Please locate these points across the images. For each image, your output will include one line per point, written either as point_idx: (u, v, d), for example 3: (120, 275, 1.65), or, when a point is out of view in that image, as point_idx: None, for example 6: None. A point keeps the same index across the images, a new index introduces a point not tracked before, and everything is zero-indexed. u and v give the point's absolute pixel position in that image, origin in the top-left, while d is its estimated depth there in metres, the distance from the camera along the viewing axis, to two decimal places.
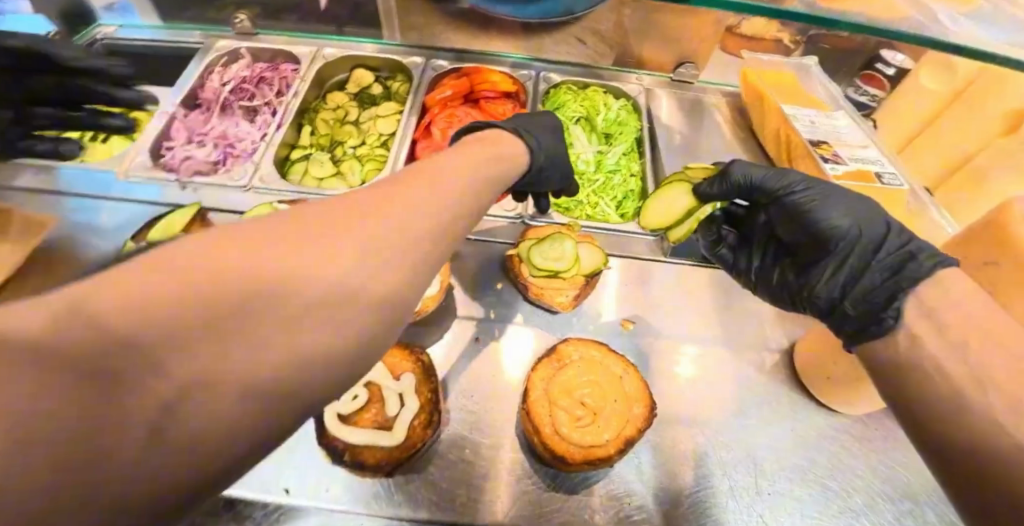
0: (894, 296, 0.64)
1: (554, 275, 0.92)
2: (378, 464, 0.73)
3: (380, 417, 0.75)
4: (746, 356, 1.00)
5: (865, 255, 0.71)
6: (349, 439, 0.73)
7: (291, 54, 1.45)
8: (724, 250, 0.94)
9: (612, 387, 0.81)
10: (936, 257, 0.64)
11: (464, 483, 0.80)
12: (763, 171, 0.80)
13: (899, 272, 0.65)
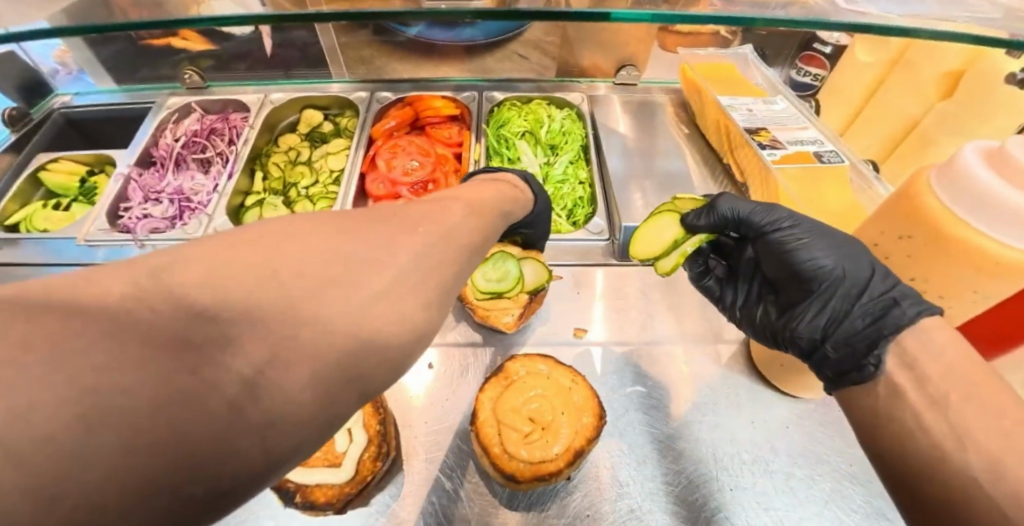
0: (875, 343, 0.65)
1: (498, 296, 0.92)
2: (333, 503, 0.73)
3: (330, 454, 0.75)
4: (701, 351, 1.01)
5: (847, 298, 0.71)
6: (301, 480, 0.73)
7: (240, 103, 1.49)
8: (711, 282, 0.93)
9: (561, 399, 0.81)
10: (919, 305, 0.64)
11: (424, 513, 0.80)
12: (751, 206, 0.81)
13: (881, 318, 0.66)
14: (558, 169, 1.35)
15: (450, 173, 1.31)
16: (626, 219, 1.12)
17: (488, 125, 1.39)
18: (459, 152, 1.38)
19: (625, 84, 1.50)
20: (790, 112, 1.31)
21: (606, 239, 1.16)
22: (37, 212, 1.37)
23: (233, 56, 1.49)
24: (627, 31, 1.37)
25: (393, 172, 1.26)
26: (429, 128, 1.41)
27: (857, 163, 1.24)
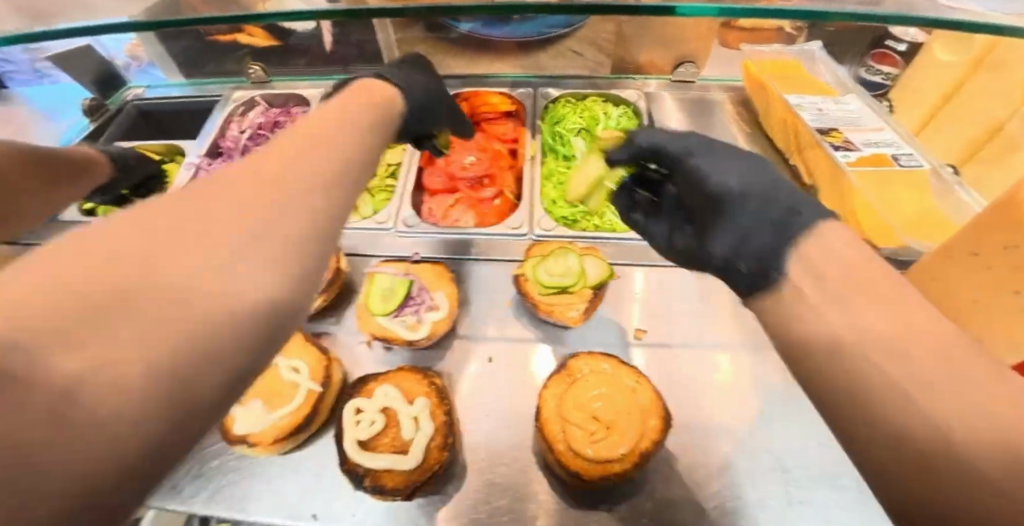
0: (775, 252, 0.48)
1: (563, 290, 0.93)
2: (400, 488, 0.74)
3: (397, 440, 0.78)
4: (769, 358, 0.98)
5: (754, 213, 0.56)
6: (368, 464, 0.75)
7: (301, 97, 1.53)
8: (637, 217, 0.83)
9: (626, 400, 0.81)
10: (825, 213, 0.50)
11: (486, 504, 0.80)
12: (669, 133, 0.71)
13: (782, 227, 0.51)
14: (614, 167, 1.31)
15: (505, 169, 1.31)
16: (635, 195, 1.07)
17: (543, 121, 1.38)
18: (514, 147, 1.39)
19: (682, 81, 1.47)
20: (863, 112, 1.25)
21: None
22: None
23: (293, 51, 1.53)
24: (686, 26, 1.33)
25: (450, 167, 1.28)
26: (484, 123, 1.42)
27: (936, 166, 1.16)
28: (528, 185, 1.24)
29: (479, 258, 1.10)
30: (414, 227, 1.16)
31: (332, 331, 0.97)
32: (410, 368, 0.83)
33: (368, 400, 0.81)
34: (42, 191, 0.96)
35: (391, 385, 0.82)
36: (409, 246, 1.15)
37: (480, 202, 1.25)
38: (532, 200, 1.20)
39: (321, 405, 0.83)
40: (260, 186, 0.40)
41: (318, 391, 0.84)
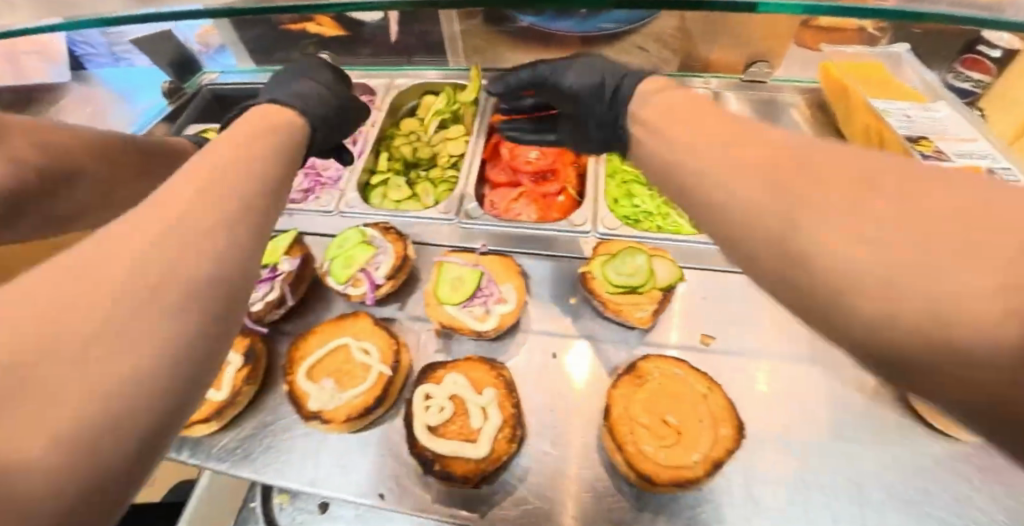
0: (617, 113, 0.62)
1: (632, 290, 0.91)
2: (467, 476, 0.75)
3: (465, 429, 0.79)
4: (842, 374, 0.94)
5: (598, 93, 0.70)
6: (437, 449, 0.77)
7: (367, 87, 1.58)
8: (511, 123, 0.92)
9: (697, 407, 0.79)
10: (637, 75, 0.64)
11: (546, 497, 0.79)
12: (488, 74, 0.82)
13: (617, 96, 0.64)
14: None
15: (568, 164, 1.30)
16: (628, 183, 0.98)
17: None
18: None
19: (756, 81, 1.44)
20: (953, 120, 1.18)
21: None
22: None
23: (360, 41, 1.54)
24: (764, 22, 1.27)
25: (515, 159, 1.28)
26: None
27: None
28: (591, 181, 1.22)
29: (543, 254, 1.10)
30: (478, 219, 1.16)
31: (398, 317, 0.98)
32: (479, 359, 0.84)
33: (437, 387, 0.83)
34: (138, 182, 0.95)
35: (459, 374, 0.84)
36: (472, 239, 1.15)
37: (543, 197, 1.24)
38: (595, 195, 1.19)
39: (390, 388, 0.85)
40: (187, 219, 0.38)
41: (388, 374, 0.86)
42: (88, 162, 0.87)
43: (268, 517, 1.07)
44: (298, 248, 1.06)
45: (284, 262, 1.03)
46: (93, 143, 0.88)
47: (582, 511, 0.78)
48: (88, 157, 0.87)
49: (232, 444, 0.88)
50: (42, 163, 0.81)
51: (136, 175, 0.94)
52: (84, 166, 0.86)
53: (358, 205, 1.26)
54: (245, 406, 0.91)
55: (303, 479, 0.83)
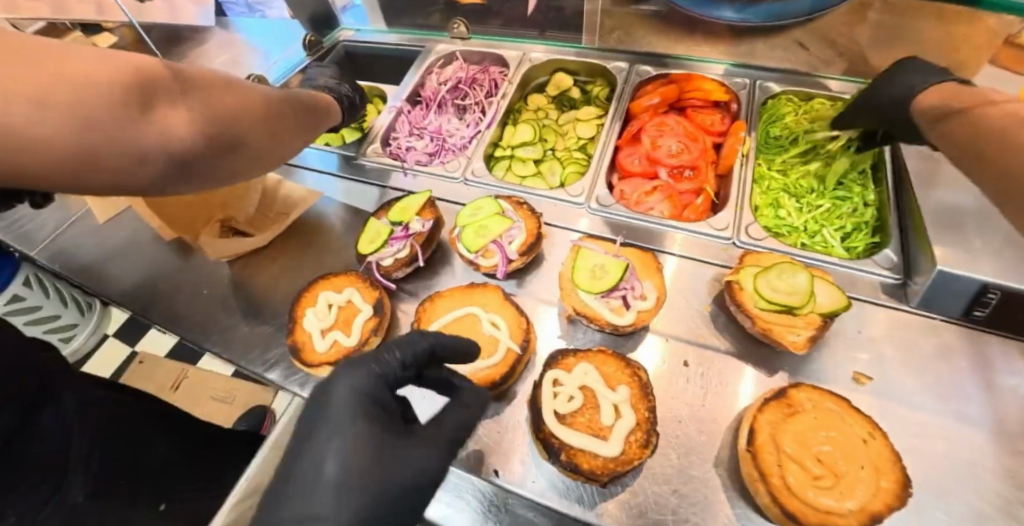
0: None
1: (788, 310, 0.83)
2: (595, 473, 0.72)
3: (594, 424, 0.77)
4: (1019, 446, 0.82)
5: None
6: (565, 439, 0.74)
7: (500, 57, 1.54)
8: None
9: (859, 451, 0.71)
10: None
11: (670, 510, 0.73)
12: None
13: None
14: (837, 183, 1.18)
15: (709, 164, 1.24)
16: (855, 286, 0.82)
17: (759, 119, 1.26)
18: (720, 141, 1.29)
19: None
20: None
21: (897, 277, 0.99)
22: None
23: (492, 12, 1.50)
24: (967, 24, 1.08)
25: (655, 151, 1.22)
26: (689, 110, 1.35)
27: None
28: (736, 186, 1.13)
29: (676, 254, 1.03)
30: (610, 207, 1.10)
31: (515, 295, 0.98)
32: (614, 353, 0.82)
33: (568, 374, 0.81)
34: (274, 152, 0.84)
35: (590, 366, 0.82)
36: (601, 228, 1.09)
37: (677, 194, 1.17)
38: (739, 202, 1.10)
39: (517, 365, 0.84)
40: None
41: (516, 351, 0.84)
42: (248, 131, 0.74)
43: None
44: (431, 211, 1.06)
45: (417, 221, 1.03)
46: (252, 105, 0.75)
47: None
48: (246, 123, 0.74)
49: None
50: (209, 132, 0.66)
51: (278, 141, 0.84)
52: (245, 134, 0.73)
53: (484, 175, 1.25)
54: None
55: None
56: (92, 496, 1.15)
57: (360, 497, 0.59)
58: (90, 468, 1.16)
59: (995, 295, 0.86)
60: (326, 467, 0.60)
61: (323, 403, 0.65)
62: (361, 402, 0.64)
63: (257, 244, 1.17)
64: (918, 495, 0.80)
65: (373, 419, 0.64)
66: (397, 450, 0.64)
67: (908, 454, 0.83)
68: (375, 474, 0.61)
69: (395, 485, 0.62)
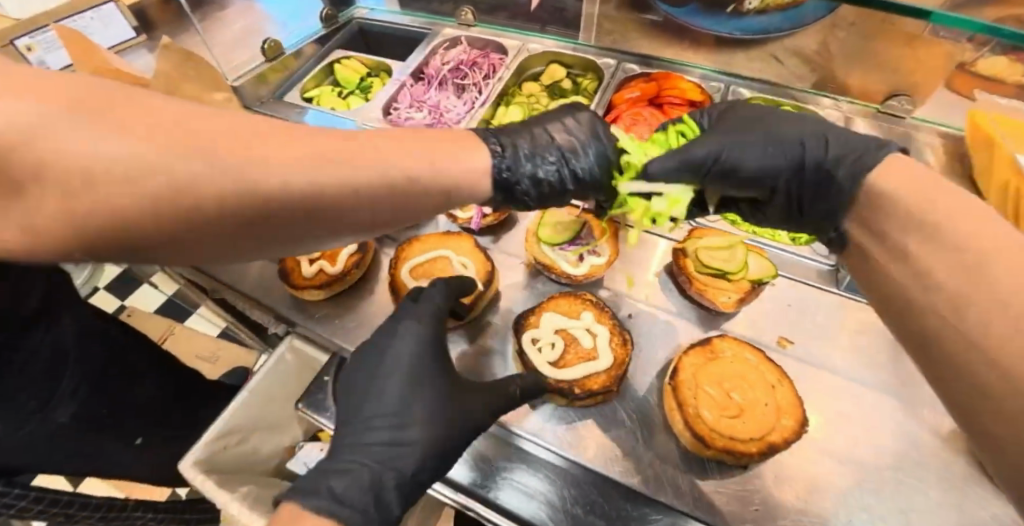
0: None
1: (721, 274, 0.95)
2: (606, 386, 0.88)
3: (582, 352, 0.92)
4: (919, 413, 0.90)
5: None
6: (571, 377, 0.89)
7: (501, 45, 1.65)
8: None
9: (764, 392, 0.82)
10: None
11: (610, 446, 0.87)
12: None
13: None
14: None
15: None
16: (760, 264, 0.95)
17: None
18: None
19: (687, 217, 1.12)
20: None
21: (832, 265, 1.10)
22: (326, 93, 1.65)
23: (498, 5, 1.62)
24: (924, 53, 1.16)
25: (629, 137, 1.36)
26: (667, 106, 1.46)
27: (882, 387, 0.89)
28: None
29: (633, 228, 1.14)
30: None
31: (489, 248, 1.09)
32: (567, 292, 0.98)
33: (540, 329, 0.94)
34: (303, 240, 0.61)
35: (553, 313, 0.96)
36: None
37: None
38: None
39: (479, 302, 0.96)
40: None
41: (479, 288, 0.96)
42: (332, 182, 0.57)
43: (335, 396, 1.15)
44: None
45: None
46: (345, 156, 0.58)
47: (630, 454, 0.86)
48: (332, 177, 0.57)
49: (332, 314, 1.01)
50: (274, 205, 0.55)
51: (325, 220, 0.59)
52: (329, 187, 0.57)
53: None
54: (350, 285, 1.03)
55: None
56: (77, 418, 1.24)
57: (430, 438, 0.77)
58: (77, 394, 1.25)
59: None
60: (405, 411, 0.78)
61: (395, 362, 0.81)
62: (427, 356, 0.82)
63: None
64: (822, 445, 0.88)
65: (433, 379, 0.80)
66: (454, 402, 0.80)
67: (820, 412, 0.92)
68: (439, 416, 0.78)
69: (452, 431, 0.78)
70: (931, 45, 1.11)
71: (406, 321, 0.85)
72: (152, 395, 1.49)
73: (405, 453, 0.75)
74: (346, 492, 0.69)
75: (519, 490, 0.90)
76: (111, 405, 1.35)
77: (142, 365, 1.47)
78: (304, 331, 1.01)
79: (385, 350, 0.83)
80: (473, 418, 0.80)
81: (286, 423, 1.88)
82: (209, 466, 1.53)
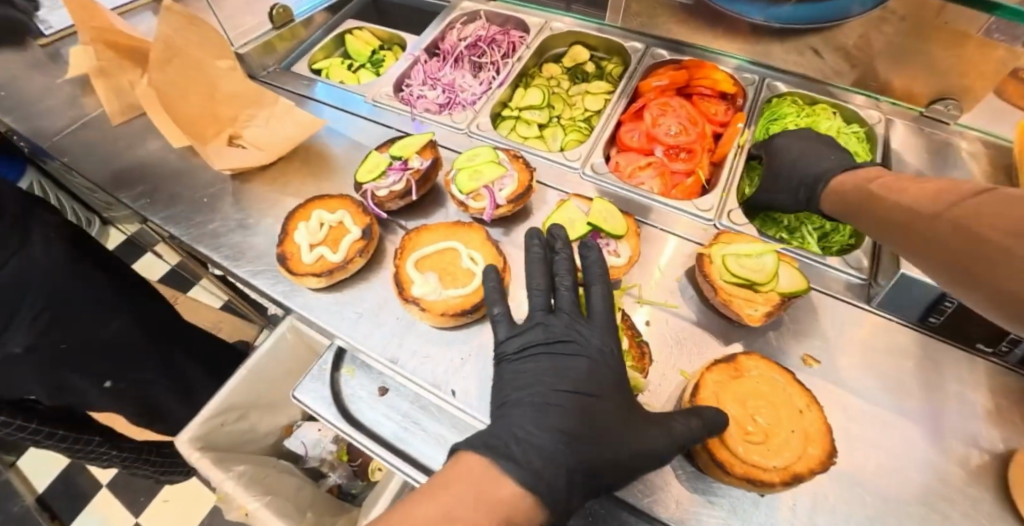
0: None
1: (749, 285, 0.89)
2: None
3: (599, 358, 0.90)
4: (947, 442, 0.84)
5: None
6: None
7: (522, 22, 1.55)
8: None
9: (792, 420, 0.76)
10: None
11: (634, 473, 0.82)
12: None
13: None
14: None
15: (705, 150, 1.31)
16: (787, 281, 0.90)
17: (760, 115, 1.32)
18: (719, 131, 1.37)
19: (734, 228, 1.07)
20: None
21: (863, 278, 1.03)
22: (335, 65, 1.57)
23: None
24: (978, 61, 1.04)
25: (654, 129, 1.29)
26: (696, 97, 1.42)
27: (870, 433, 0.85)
28: (726, 174, 1.19)
29: (651, 226, 1.08)
30: (604, 176, 1.15)
31: (500, 241, 1.03)
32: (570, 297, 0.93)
33: None
34: None
35: None
36: (591, 192, 1.13)
37: (670, 173, 1.25)
38: (726, 188, 1.15)
39: (489, 296, 0.90)
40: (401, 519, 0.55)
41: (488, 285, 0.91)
42: None
43: (332, 385, 1.10)
44: (430, 151, 1.10)
45: (416, 159, 1.07)
46: None
47: (647, 481, 0.81)
48: None
49: (329, 301, 0.96)
50: None
51: None
52: None
53: (487, 130, 1.29)
54: (351, 275, 0.97)
55: (408, 367, 0.87)
56: (33, 348, 1.21)
57: (619, 442, 0.71)
58: (35, 324, 1.19)
59: (950, 305, 0.88)
60: (588, 407, 0.73)
61: (570, 356, 0.78)
62: (613, 356, 0.79)
63: (258, 164, 1.20)
64: (843, 473, 0.82)
65: (606, 382, 0.77)
66: (622, 405, 0.75)
67: (842, 437, 0.86)
68: (619, 418, 0.73)
69: (630, 438, 0.72)
70: (984, 48, 0.98)
71: (586, 324, 0.82)
72: (128, 338, 1.40)
73: (592, 447, 0.70)
74: (542, 468, 0.65)
75: None
76: (72, 339, 1.28)
77: (110, 301, 1.34)
78: (299, 319, 0.96)
79: (566, 330, 0.81)
80: (643, 420, 0.74)
81: (288, 403, 1.85)
82: (206, 442, 1.51)
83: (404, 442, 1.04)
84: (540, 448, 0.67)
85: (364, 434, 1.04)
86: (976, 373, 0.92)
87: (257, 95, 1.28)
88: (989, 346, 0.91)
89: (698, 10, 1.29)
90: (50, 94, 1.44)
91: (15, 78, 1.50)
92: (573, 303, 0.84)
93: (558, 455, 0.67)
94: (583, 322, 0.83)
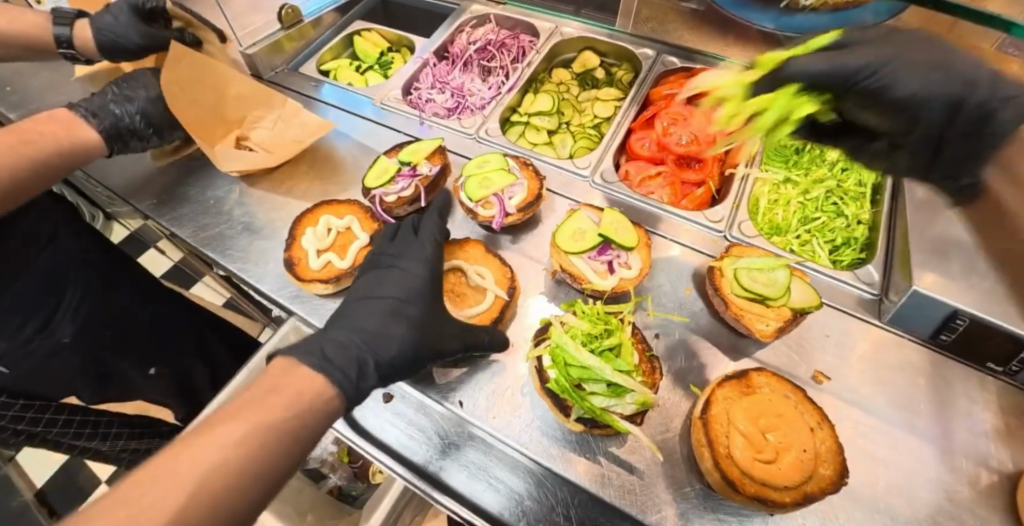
0: None
1: (760, 299, 0.89)
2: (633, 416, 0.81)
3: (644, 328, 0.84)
4: (956, 461, 0.83)
5: None
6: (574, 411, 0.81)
7: (533, 27, 1.54)
8: None
9: (803, 438, 0.75)
10: None
11: (644, 490, 0.80)
12: None
13: None
14: (835, 200, 1.21)
15: (715, 159, 1.30)
16: (800, 295, 0.89)
17: None
18: None
19: (744, 239, 1.05)
20: None
21: (875, 293, 1.02)
22: (344, 67, 1.56)
23: None
24: None
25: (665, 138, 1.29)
26: None
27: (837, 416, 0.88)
28: (737, 185, 1.18)
29: (661, 236, 1.08)
30: (613, 185, 1.14)
31: (507, 249, 1.04)
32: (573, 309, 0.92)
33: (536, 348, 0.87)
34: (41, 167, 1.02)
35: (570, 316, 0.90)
36: (601, 201, 1.12)
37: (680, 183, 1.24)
38: (736, 200, 1.14)
39: (499, 310, 0.92)
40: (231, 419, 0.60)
41: (501, 298, 0.93)
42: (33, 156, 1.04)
43: None
44: (439, 157, 1.09)
45: (425, 164, 1.07)
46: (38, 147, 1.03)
47: (656, 497, 0.80)
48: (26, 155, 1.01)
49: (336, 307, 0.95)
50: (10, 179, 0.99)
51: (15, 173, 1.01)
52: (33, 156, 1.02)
53: (496, 136, 1.28)
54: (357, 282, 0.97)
55: None
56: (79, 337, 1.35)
57: (409, 341, 0.80)
58: (78, 316, 1.35)
59: (962, 322, 0.87)
60: (397, 313, 0.83)
61: (402, 269, 0.88)
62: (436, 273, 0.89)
63: (265, 166, 1.18)
64: (852, 492, 0.81)
65: (415, 289, 0.86)
66: (425, 309, 0.85)
67: (850, 454, 0.86)
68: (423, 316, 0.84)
69: (432, 337, 0.82)
70: None
71: (410, 248, 0.91)
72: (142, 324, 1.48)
73: (383, 344, 0.79)
74: (337, 357, 0.72)
75: (465, 469, 0.91)
76: (115, 327, 1.43)
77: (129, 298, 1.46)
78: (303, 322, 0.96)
79: (404, 250, 0.92)
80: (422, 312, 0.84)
81: None
82: None
83: (411, 451, 0.92)
84: (341, 340, 0.75)
85: (366, 440, 0.93)
86: (986, 392, 0.91)
87: (268, 97, 1.27)
88: (999, 365, 0.90)
89: (709, 17, 1.28)
90: (58, 91, 1.44)
91: (21, 73, 1.49)
92: (407, 230, 0.95)
93: (354, 346, 0.75)
94: (413, 246, 0.92)
